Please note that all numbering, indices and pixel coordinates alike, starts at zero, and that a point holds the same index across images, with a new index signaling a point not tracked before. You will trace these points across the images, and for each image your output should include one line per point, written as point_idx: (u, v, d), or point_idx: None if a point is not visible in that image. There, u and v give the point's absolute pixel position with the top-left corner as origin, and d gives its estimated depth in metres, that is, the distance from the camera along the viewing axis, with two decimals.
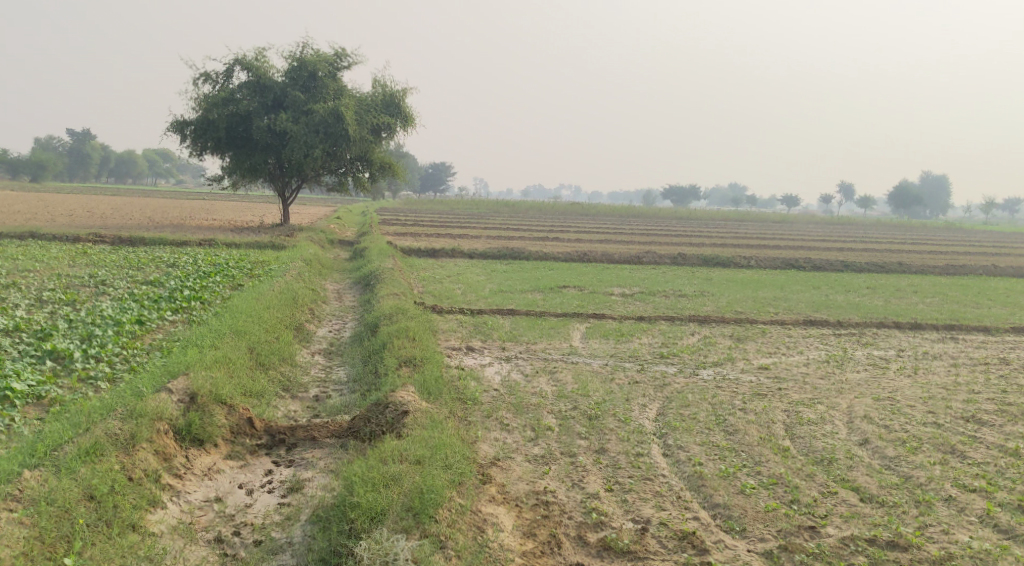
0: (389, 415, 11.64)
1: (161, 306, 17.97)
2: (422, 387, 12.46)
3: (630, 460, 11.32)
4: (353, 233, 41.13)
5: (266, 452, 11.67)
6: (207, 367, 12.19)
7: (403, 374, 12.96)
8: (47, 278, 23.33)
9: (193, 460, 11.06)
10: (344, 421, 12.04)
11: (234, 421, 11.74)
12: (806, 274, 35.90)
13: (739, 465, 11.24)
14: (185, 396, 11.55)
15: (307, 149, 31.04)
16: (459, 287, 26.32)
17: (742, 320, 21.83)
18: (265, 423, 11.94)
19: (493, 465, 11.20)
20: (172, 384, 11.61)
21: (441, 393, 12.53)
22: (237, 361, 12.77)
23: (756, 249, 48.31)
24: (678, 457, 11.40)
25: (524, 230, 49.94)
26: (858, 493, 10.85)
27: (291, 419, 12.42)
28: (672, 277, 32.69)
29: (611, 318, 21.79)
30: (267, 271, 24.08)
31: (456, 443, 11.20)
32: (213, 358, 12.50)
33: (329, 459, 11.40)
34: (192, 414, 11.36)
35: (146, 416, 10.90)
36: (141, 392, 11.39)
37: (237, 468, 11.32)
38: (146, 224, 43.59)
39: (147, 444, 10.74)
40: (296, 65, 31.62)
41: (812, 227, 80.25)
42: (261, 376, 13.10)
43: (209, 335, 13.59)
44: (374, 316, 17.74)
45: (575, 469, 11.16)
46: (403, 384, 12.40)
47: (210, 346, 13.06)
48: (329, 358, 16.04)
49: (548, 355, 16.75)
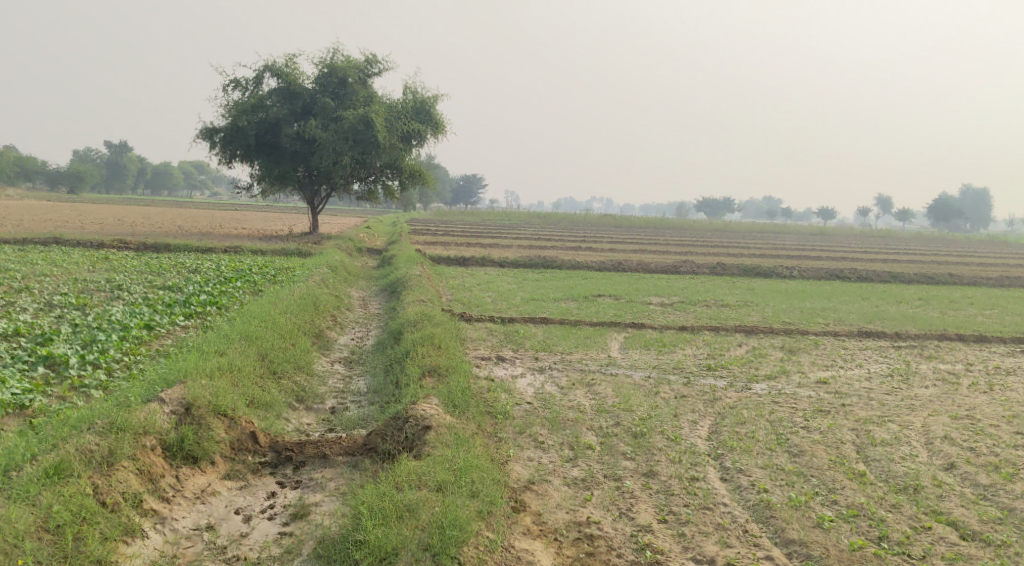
0: (409, 431, 10.45)
1: (174, 311, 16.94)
2: (447, 398, 11.27)
3: (684, 486, 10.04)
4: (381, 242, 40.15)
5: (270, 471, 10.52)
6: (208, 375, 11.06)
7: (426, 385, 11.79)
8: (63, 283, 22.45)
9: (184, 481, 9.95)
10: (359, 437, 10.86)
11: (236, 436, 10.62)
12: (852, 285, 34.41)
13: (811, 493, 9.93)
14: (179, 407, 10.38)
15: (336, 157, 30.10)
16: (489, 295, 25.20)
17: (791, 331, 20.48)
18: (271, 438, 10.80)
19: (528, 490, 9.98)
20: (163, 392, 10.47)
21: (469, 405, 11.34)
22: (243, 369, 11.63)
23: (796, 261, 46.81)
24: (740, 482, 10.10)
25: (556, 240, 48.76)
26: (958, 530, 9.52)
27: (301, 433, 11.29)
28: (714, 287, 31.34)
29: (651, 328, 20.52)
30: (290, 277, 23.07)
31: (485, 465, 9.99)
32: (216, 365, 11.35)
33: (339, 481, 10.24)
34: (184, 427, 10.25)
35: (128, 431, 9.81)
36: (129, 402, 10.28)
37: (235, 489, 10.19)
38: (174, 232, 42.90)
39: (128, 464, 9.65)
40: (326, 72, 30.70)
41: (853, 240, 78.33)
42: (272, 386, 11.98)
43: (218, 340, 12.48)
44: (398, 323, 16.60)
45: (623, 496, 9.91)
46: (425, 396, 11.20)
47: (216, 353, 11.93)
48: (349, 368, 14.92)
49: (584, 366, 15.52)
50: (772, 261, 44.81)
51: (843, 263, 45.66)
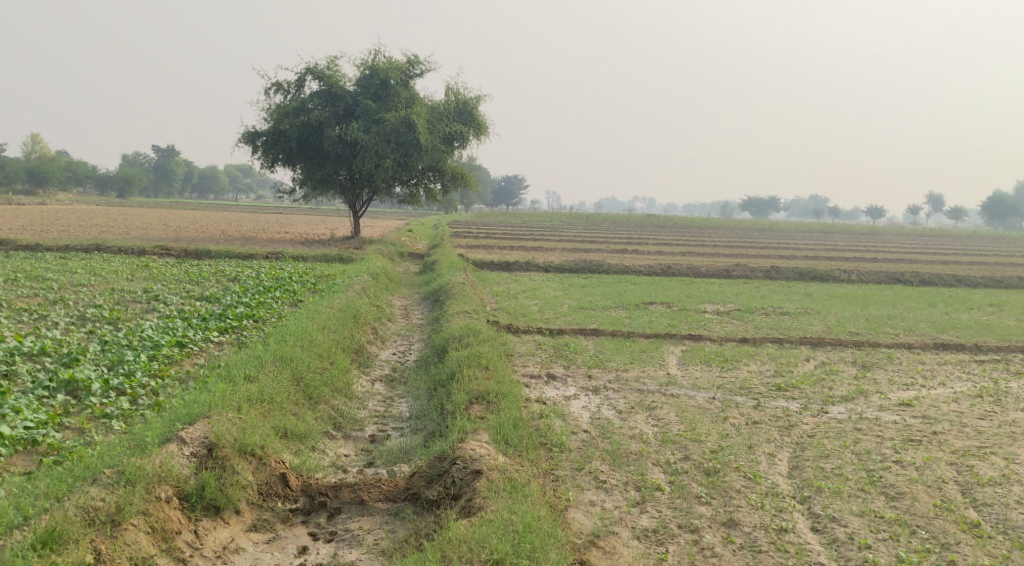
0: (456, 477, 9.48)
1: (209, 326, 16.10)
2: (497, 432, 10.27)
3: (772, 541, 8.98)
4: (424, 245, 39.32)
5: (302, 519, 9.60)
6: (235, 408, 10.19)
7: (474, 416, 10.80)
8: (99, 293, 21.78)
9: (204, 537, 9.11)
10: (400, 479, 9.92)
11: (264, 479, 9.74)
12: (916, 290, 32.91)
13: (923, 552, 8.82)
14: (201, 448, 9.54)
15: (378, 160, 29.25)
16: (536, 303, 24.23)
17: (860, 344, 19.25)
18: (304, 481, 9.89)
19: (592, 547, 8.90)
20: (183, 431, 9.61)
21: (521, 437, 10.32)
22: (276, 399, 10.75)
23: (852, 263, 45.29)
24: (836, 536, 9.01)
25: (600, 242, 47.60)
26: None
27: (339, 469, 10.35)
28: (770, 293, 30.12)
29: (710, 340, 19.38)
30: (331, 286, 22.21)
31: (544, 519, 8.98)
32: (246, 394, 10.48)
33: (378, 534, 9.30)
34: (206, 473, 9.38)
35: (140, 482, 8.96)
36: (146, 442, 9.44)
37: (262, 544, 9.29)
38: (216, 237, 42.36)
39: (138, 521, 8.81)
40: (368, 73, 29.85)
41: (906, 239, 76.30)
42: (307, 414, 11.08)
43: (248, 362, 11.58)
44: (442, 338, 15.62)
45: (703, 553, 8.85)
46: (474, 431, 10.22)
47: (246, 378, 11.05)
48: (391, 388, 13.96)
49: (642, 385, 14.43)
50: (826, 263, 43.35)
51: (902, 266, 44.09)
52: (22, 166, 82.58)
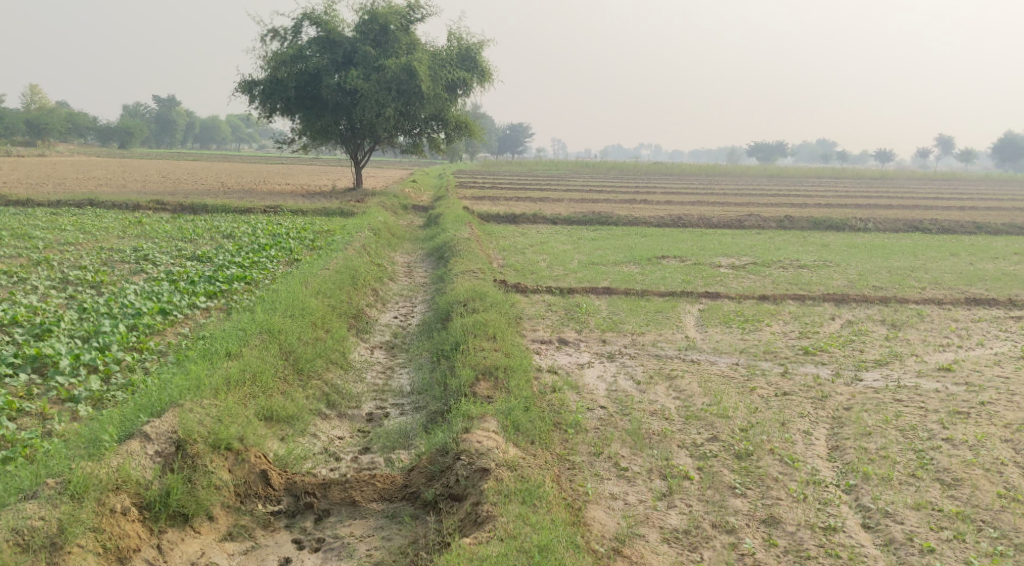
0: (461, 475, 8.61)
1: (196, 290, 15.10)
2: (506, 416, 9.38)
3: (821, 544, 8.08)
4: (428, 197, 38.20)
5: (286, 524, 8.74)
6: (211, 396, 9.29)
7: (479, 396, 9.90)
8: (87, 251, 20.72)
9: (170, 552, 8.23)
10: (396, 475, 9.05)
11: (242, 479, 8.84)
12: (935, 239, 31.79)
13: (994, 554, 7.95)
14: (167, 447, 8.62)
15: (379, 109, 28.06)
16: (543, 258, 23.20)
17: (887, 300, 18.22)
18: (287, 479, 9.01)
19: (617, 555, 8.02)
20: (147, 425, 8.69)
21: (531, 422, 9.44)
22: (258, 382, 9.86)
23: (867, 210, 44.10)
24: (893, 536, 8.13)
25: (607, 191, 46.46)
26: None
27: (329, 458, 9.49)
28: (785, 244, 29.07)
29: (729, 298, 18.37)
30: (329, 243, 21.17)
31: (560, 527, 8.10)
32: (224, 378, 9.58)
33: (373, 541, 8.45)
34: (172, 477, 8.47)
35: (91, 494, 8.05)
36: (104, 442, 8.56)
37: (239, 555, 8.42)
38: (214, 191, 41.16)
39: (87, 541, 7.89)
40: (367, 18, 28.51)
41: (918, 185, 74.83)
42: (297, 396, 10.19)
43: (232, 336, 10.65)
44: (445, 302, 14.63)
45: (743, 561, 7.95)
46: (481, 417, 9.34)
47: (228, 356, 10.14)
48: (391, 357, 13.01)
49: (660, 351, 13.48)
50: (840, 211, 42.21)
51: (919, 213, 42.90)
52: (22, 118, 81.17)
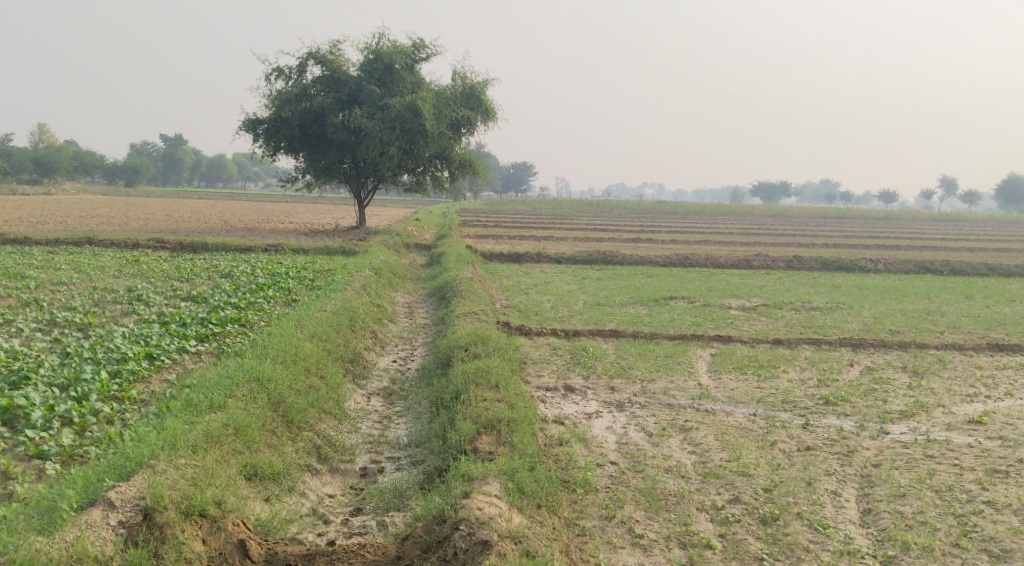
0: (461, 549, 7.99)
1: (187, 333, 14.46)
2: (510, 478, 8.75)
3: None
4: (431, 236, 37.65)
5: None
6: (187, 455, 8.72)
7: (481, 452, 9.26)
8: (79, 292, 20.13)
9: None
10: (388, 545, 8.39)
11: (217, 550, 8.18)
12: (948, 281, 31.14)
13: None
14: (134, 515, 8.10)
15: (383, 148, 27.59)
16: (547, 299, 22.59)
17: (906, 345, 17.53)
18: (268, 550, 8.33)
19: None
20: (112, 492, 8.17)
21: (536, 483, 8.80)
22: (241, 437, 9.25)
23: (876, 250, 43.46)
24: None
25: (612, 230, 45.90)
26: None
27: (316, 522, 8.87)
28: (795, 285, 28.44)
29: (741, 342, 17.70)
30: (328, 283, 20.57)
31: None
32: (203, 434, 8.99)
33: None
34: (135, 552, 7.92)
35: None
36: (62, 511, 8.07)
37: None
38: (216, 229, 40.65)
39: None
40: (371, 58, 28.13)
41: (925, 225, 74.26)
42: (284, 450, 9.56)
43: (217, 384, 10.01)
44: (445, 346, 13.96)
45: None
46: (483, 480, 8.70)
47: (211, 408, 9.50)
48: (389, 405, 12.32)
49: (672, 399, 12.78)
50: (849, 251, 41.60)
51: (929, 254, 42.27)
52: (29, 156, 81.26)
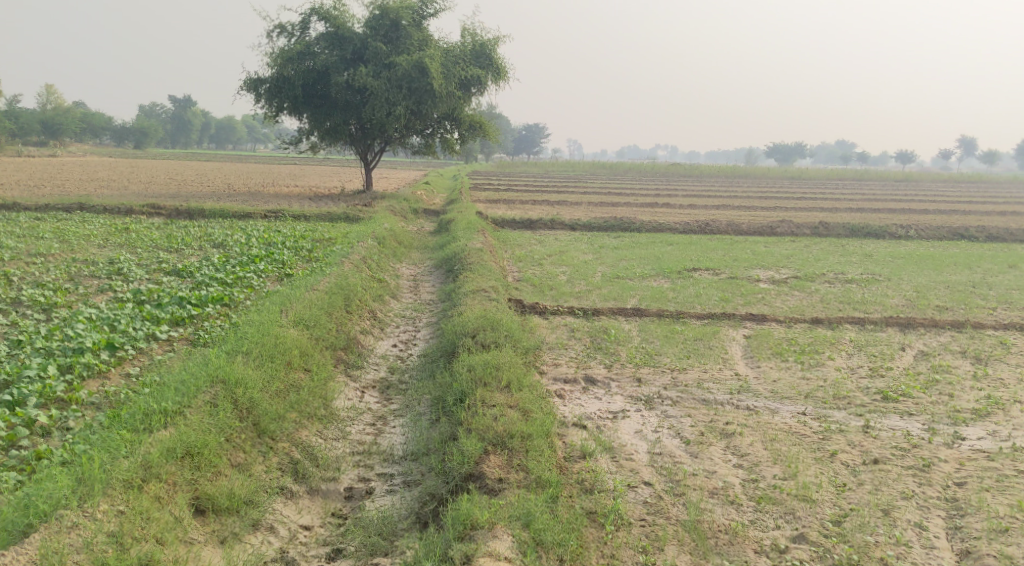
0: None
1: (160, 316, 12.84)
2: (525, 527, 7.88)
3: None
4: (441, 200, 35.92)
5: None
6: (103, 501, 7.78)
7: (488, 485, 8.34)
8: (57, 263, 18.47)
9: None
10: None
11: None
12: (985, 248, 29.33)
13: None
14: None
15: (389, 109, 25.90)
16: (562, 271, 20.94)
17: (960, 325, 15.83)
18: None
19: None
20: None
21: (557, 528, 7.93)
22: (181, 467, 8.24)
23: (903, 215, 41.50)
24: None
25: (627, 194, 44.04)
26: None
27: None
28: (825, 254, 26.71)
29: (776, 322, 16.02)
30: (327, 255, 18.91)
31: None
32: (128, 470, 7.99)
33: None
34: None
35: None
36: None
37: None
38: (218, 193, 38.82)
39: None
40: (377, 13, 26.28)
41: (947, 187, 71.86)
42: (245, 474, 8.60)
43: (171, 389, 8.88)
44: (450, 332, 12.39)
45: None
46: (495, 532, 7.84)
47: (160, 423, 8.50)
48: (385, 403, 10.73)
49: (707, 394, 11.17)
50: (876, 216, 39.67)
51: (958, 218, 40.33)
52: (37, 118, 79.37)
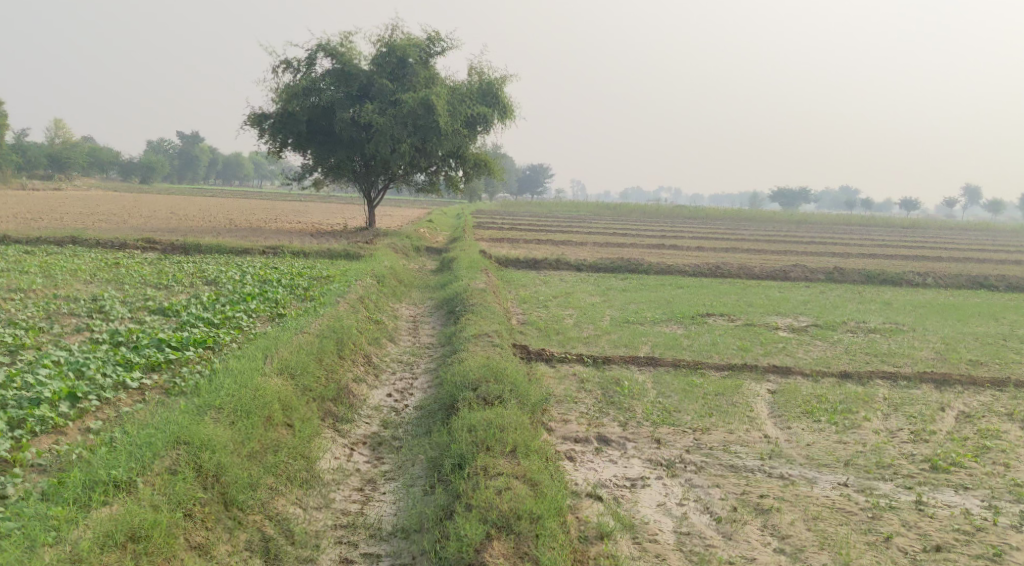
0: None
1: (134, 362, 11.69)
2: None
3: None
4: (444, 238, 34.88)
5: None
6: None
7: None
8: (37, 300, 17.42)
9: None
10: None
11: None
12: (1007, 298, 28.22)
13: None
14: None
15: (393, 145, 24.91)
16: (570, 314, 19.84)
17: (1001, 384, 14.66)
18: None
19: None
20: None
21: None
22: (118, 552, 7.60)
23: (917, 262, 40.43)
24: None
25: (634, 236, 43.02)
26: None
27: None
28: (842, 301, 25.62)
29: (801, 375, 14.87)
30: (322, 294, 17.82)
31: None
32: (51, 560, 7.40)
33: None
34: None
35: None
36: None
37: None
38: (216, 228, 37.74)
39: None
40: (383, 51, 25.44)
41: (957, 235, 70.80)
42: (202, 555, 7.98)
43: (119, 456, 8.20)
44: (449, 384, 11.25)
45: None
46: None
47: (100, 500, 7.89)
48: (376, 462, 9.66)
49: (736, 460, 9.99)
50: (891, 262, 38.56)
51: (973, 266, 39.27)
52: (44, 152, 78.82)
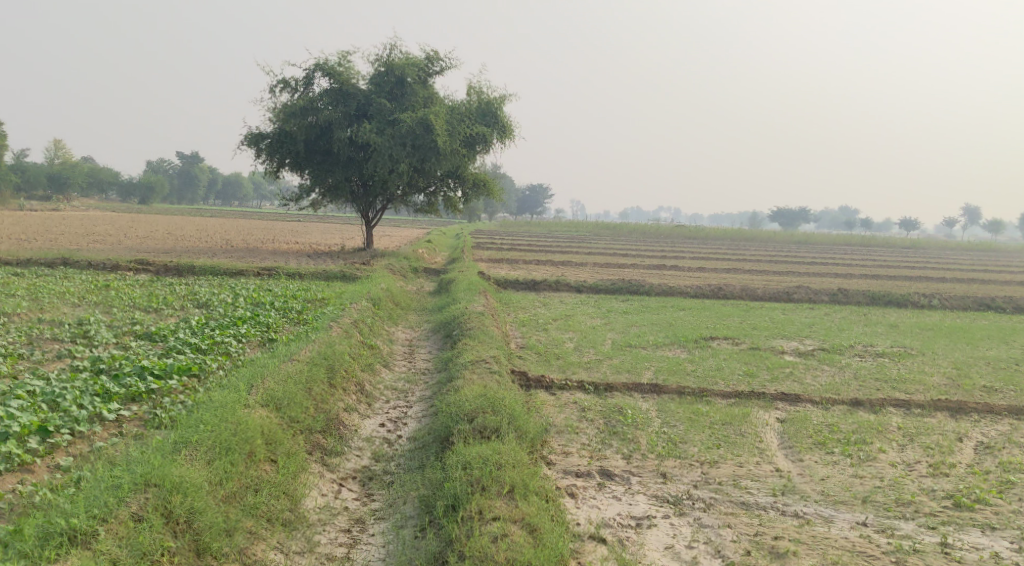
0: None
1: (113, 392, 11.10)
2: None
3: None
4: (442, 259, 34.35)
5: None
6: None
7: None
8: (21, 324, 16.90)
9: None
10: None
11: None
12: (1015, 320, 27.66)
13: None
14: None
15: (391, 166, 24.44)
16: (570, 337, 19.29)
17: (1019, 413, 14.10)
18: None
19: None
20: None
21: None
22: None
23: (921, 282, 39.87)
24: None
25: (635, 256, 42.49)
26: None
27: None
28: (848, 323, 25.07)
29: (811, 403, 14.29)
30: (315, 318, 17.27)
31: None
32: None
33: None
34: None
35: None
36: None
37: None
38: (212, 249, 37.17)
39: None
40: (381, 70, 25.00)
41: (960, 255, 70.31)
42: None
43: (81, 503, 7.84)
44: (444, 415, 10.67)
45: None
46: None
47: (58, 551, 7.56)
48: (365, 499, 9.20)
49: (748, 496, 9.40)
50: (896, 283, 37.99)
51: (978, 287, 38.70)
52: (44, 172, 78.55)
